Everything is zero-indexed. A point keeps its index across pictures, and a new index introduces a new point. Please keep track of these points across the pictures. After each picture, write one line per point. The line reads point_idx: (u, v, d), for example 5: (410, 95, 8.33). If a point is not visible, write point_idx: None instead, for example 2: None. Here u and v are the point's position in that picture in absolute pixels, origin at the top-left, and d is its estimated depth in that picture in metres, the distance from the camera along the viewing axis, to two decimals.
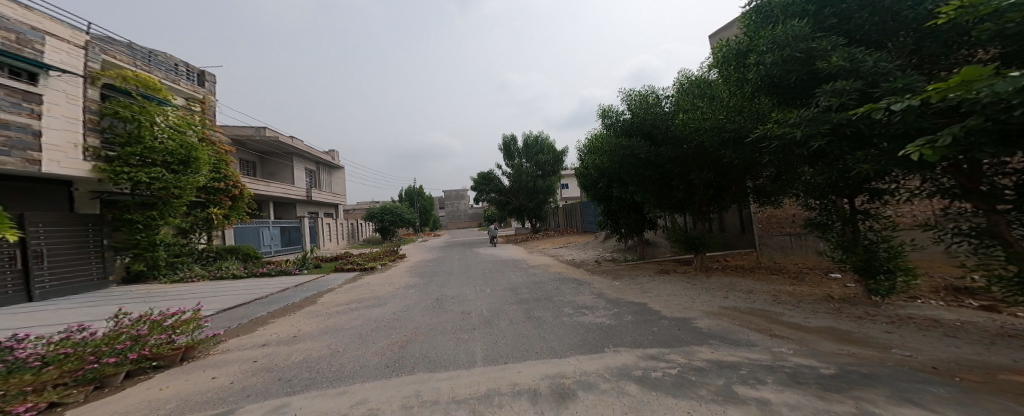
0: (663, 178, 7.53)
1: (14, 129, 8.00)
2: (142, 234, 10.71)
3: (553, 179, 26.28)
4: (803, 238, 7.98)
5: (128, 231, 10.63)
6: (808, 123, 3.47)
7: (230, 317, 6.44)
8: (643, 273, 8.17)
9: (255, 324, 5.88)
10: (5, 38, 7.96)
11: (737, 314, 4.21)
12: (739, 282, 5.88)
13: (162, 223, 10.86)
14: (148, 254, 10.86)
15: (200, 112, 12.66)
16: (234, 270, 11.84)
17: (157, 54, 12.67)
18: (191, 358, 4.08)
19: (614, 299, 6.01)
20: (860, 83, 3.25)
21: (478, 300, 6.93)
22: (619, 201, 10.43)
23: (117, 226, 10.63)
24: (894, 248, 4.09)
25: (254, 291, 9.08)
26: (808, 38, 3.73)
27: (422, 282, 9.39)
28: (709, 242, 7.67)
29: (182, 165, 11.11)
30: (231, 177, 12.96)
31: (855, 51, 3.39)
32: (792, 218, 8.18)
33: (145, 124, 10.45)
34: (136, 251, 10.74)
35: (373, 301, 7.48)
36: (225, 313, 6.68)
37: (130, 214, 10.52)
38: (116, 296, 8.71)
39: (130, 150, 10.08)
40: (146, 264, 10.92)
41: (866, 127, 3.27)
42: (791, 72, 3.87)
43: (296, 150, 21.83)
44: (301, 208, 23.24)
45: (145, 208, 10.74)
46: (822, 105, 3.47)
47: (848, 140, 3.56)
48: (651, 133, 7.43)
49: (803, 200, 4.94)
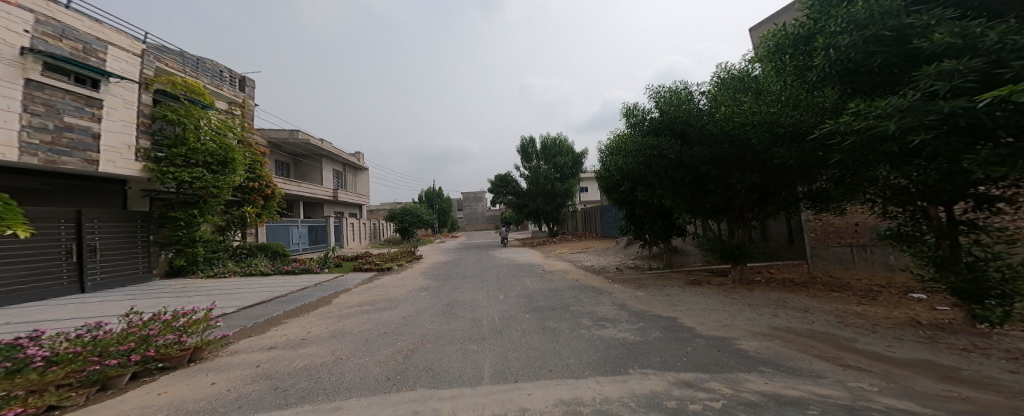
0: (698, 181, 6.96)
1: (77, 132, 8.37)
2: (185, 231, 10.96)
3: (573, 182, 25.70)
4: (869, 250, 7.17)
5: (172, 227, 10.87)
6: (905, 113, 2.89)
7: (246, 315, 6.33)
8: (674, 284, 7.55)
9: (269, 325, 5.71)
10: (73, 48, 8.43)
11: (792, 337, 3.63)
12: (788, 298, 5.23)
13: (203, 220, 11.12)
14: (188, 249, 11.07)
15: (240, 115, 12.97)
16: (262, 267, 11.96)
17: (204, 61, 13.14)
18: (199, 360, 3.86)
19: (639, 312, 5.49)
20: (981, 61, 2.64)
21: (490, 307, 6.53)
22: (644, 206, 9.81)
23: (162, 222, 10.86)
24: (1012, 269, 3.55)
25: (277, 289, 9.06)
26: (901, 12, 3.12)
27: (436, 285, 9.10)
28: (751, 252, 6.97)
29: (221, 166, 11.33)
30: (264, 177, 13.26)
31: (971, 25, 2.81)
32: (854, 231, 7.32)
33: (190, 126, 10.65)
34: (179, 247, 10.99)
35: (384, 304, 7.23)
36: (243, 312, 6.59)
37: (175, 212, 10.77)
38: (154, 290, 8.90)
39: (176, 151, 10.28)
40: (186, 260, 11.13)
41: (988, 118, 2.69)
42: (875, 55, 3.29)
43: (325, 152, 22.31)
44: (328, 208, 23.65)
45: (189, 206, 10.99)
46: (924, 91, 2.90)
47: (957, 134, 2.97)
48: (686, 133, 6.87)
49: (882, 207, 4.55)
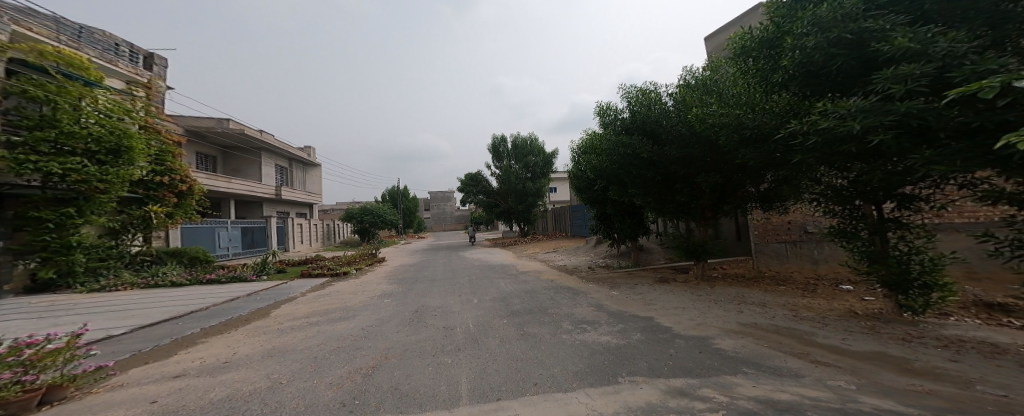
0: (666, 180, 7.19)
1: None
2: (54, 235, 9.48)
3: (543, 181, 25.78)
4: (799, 246, 7.68)
5: (35, 231, 9.32)
6: (864, 114, 3.05)
7: (145, 337, 5.68)
8: (641, 282, 7.74)
9: (174, 348, 5.17)
10: None
11: (762, 333, 3.72)
12: (752, 293, 5.48)
13: (82, 221, 9.73)
14: (61, 258, 9.58)
15: (145, 98, 11.55)
16: (172, 277, 10.75)
17: (92, 32, 11.83)
18: (46, 402, 3.29)
19: (617, 312, 5.55)
20: (932, 65, 2.80)
21: (463, 312, 6.29)
22: (614, 204, 10.04)
23: (21, 225, 9.33)
24: (931, 260, 3.85)
25: (194, 302, 8.16)
26: (861, 17, 3.28)
27: (401, 290, 8.68)
28: (711, 249, 7.26)
29: (111, 155, 10.03)
30: (179, 170, 12.07)
31: (921, 30, 2.98)
32: (787, 228, 7.85)
33: (63, 105, 9.31)
34: (45, 255, 9.40)
35: (341, 314, 6.73)
36: (139, 333, 5.88)
37: (40, 211, 9.28)
38: (10, 310, 7.60)
39: (41, 135, 8.91)
40: (59, 271, 9.60)
41: (936, 120, 2.84)
42: (838, 57, 3.45)
43: (264, 144, 20.62)
44: (268, 207, 21.97)
45: (60, 204, 9.62)
46: (883, 93, 3.04)
47: (909, 136, 3.14)
48: (655, 132, 7.09)
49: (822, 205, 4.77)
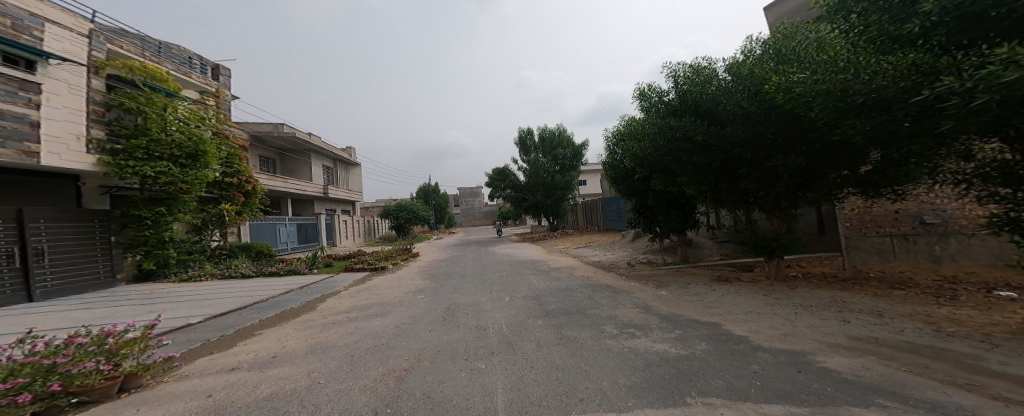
0: (727, 165, 6.25)
1: (11, 119, 7.24)
2: (151, 231, 9.82)
3: (574, 174, 24.76)
4: (911, 240, 6.83)
5: (135, 227, 9.73)
6: None
7: (216, 326, 5.55)
8: (697, 281, 6.78)
9: (238, 337, 5.03)
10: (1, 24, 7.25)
11: (889, 352, 2.80)
12: (850, 299, 4.42)
13: (172, 219, 10.04)
14: (159, 251, 9.99)
15: (214, 106, 12.09)
16: (243, 269, 10.90)
17: (167, 46, 12.00)
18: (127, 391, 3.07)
19: (669, 316, 4.77)
20: None
21: (496, 311, 5.80)
22: (657, 195, 9.10)
23: (125, 222, 9.73)
24: None
25: (255, 294, 8.21)
26: None
27: (434, 286, 8.36)
28: (790, 246, 6.06)
29: (191, 159, 10.28)
30: (244, 172, 12.50)
31: None
32: (893, 221, 7.05)
33: (151, 115, 9.64)
34: (147, 248, 9.87)
35: (376, 310, 6.49)
36: (211, 321, 5.75)
37: (138, 210, 9.67)
38: (110, 298, 7.84)
39: (135, 143, 9.24)
40: (157, 262, 10.06)
41: None
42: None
43: (313, 146, 21.50)
44: (318, 205, 22.95)
45: (155, 203, 9.91)
46: None
47: None
48: (713, 111, 6.16)
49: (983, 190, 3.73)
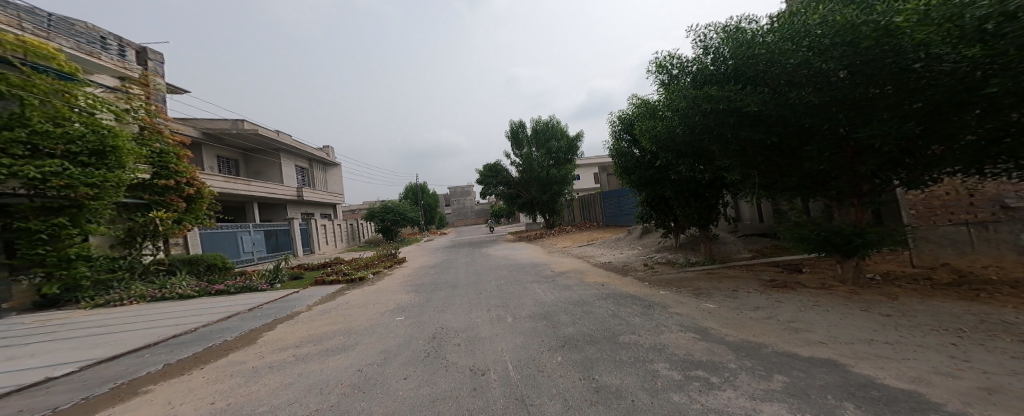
0: (787, 142, 5.01)
1: None
2: (49, 247, 7.99)
3: (569, 167, 23.44)
4: (991, 228, 5.61)
5: (26, 244, 7.79)
6: None
7: (96, 380, 3.99)
8: (744, 288, 5.41)
9: (111, 399, 3.46)
10: None
11: None
12: (1012, 319, 3.08)
13: (78, 232, 8.23)
14: (63, 272, 8.14)
15: (138, 95, 10.29)
16: (183, 289, 9.10)
17: (70, 22, 10.40)
18: None
19: (745, 345, 3.38)
20: None
21: (496, 343, 4.33)
22: (675, 185, 7.75)
23: (11, 239, 7.81)
24: None
25: (183, 321, 6.51)
26: None
27: (417, 302, 6.83)
28: (880, 243, 4.49)
29: (95, 156, 8.45)
30: (184, 173, 10.79)
31: None
32: (967, 208, 5.94)
33: (33, 101, 7.61)
34: (44, 269, 7.99)
35: (338, 341, 4.97)
36: (93, 373, 4.24)
37: (28, 222, 7.73)
38: None
39: (11, 136, 7.20)
40: (63, 286, 8.20)
41: None
42: None
43: (282, 145, 19.57)
44: (292, 209, 21.03)
45: (53, 213, 8.12)
46: None
47: None
48: (767, 76, 4.88)
49: None
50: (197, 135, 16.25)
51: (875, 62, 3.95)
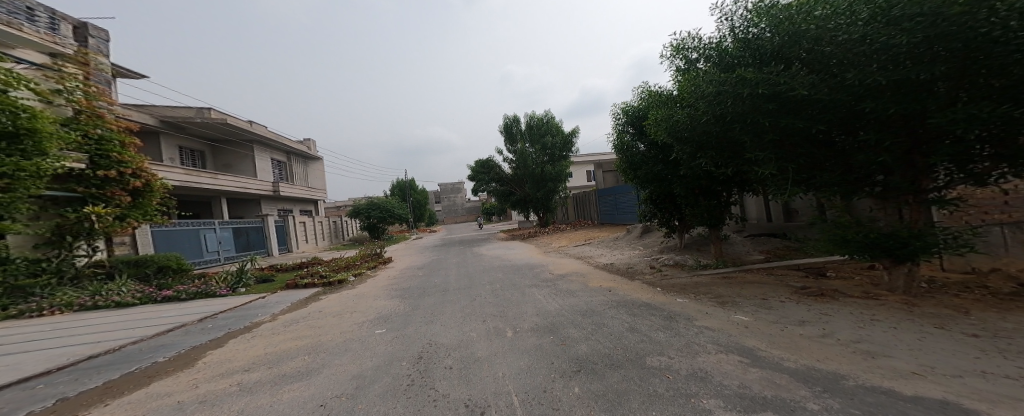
0: (833, 131, 4.44)
1: None
2: None
3: (564, 164, 22.73)
4: None
5: None
6: None
7: None
8: (776, 296, 4.78)
9: None
10: None
11: None
12: None
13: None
14: None
15: (77, 74, 9.04)
16: (125, 297, 7.93)
17: None
18: None
19: (814, 375, 2.67)
20: None
21: (496, 367, 3.51)
22: (685, 182, 7.11)
23: None
24: None
25: (119, 335, 5.46)
26: None
27: (403, 311, 5.97)
28: (940, 247, 3.94)
29: (7, 140, 7.16)
30: (130, 163, 9.64)
31: None
32: (1002, 207, 5.41)
33: None
34: None
35: (301, 363, 4.06)
36: None
37: None
38: None
39: None
40: None
41: None
42: None
43: (256, 136, 18.17)
44: (266, 205, 19.65)
45: None
46: None
47: None
48: (815, 56, 4.29)
49: None
50: (156, 122, 14.82)
51: (955, 36, 3.36)
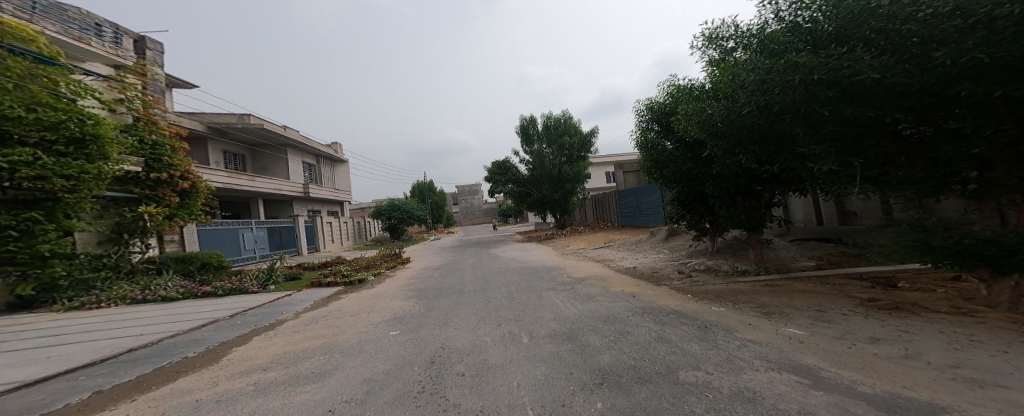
0: (910, 117, 3.80)
1: None
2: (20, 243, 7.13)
3: (582, 165, 22.21)
4: None
5: None
6: None
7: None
8: (836, 308, 4.14)
9: None
10: None
11: None
12: None
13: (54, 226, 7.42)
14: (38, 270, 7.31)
15: (136, 84, 9.77)
16: (168, 291, 8.33)
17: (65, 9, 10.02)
18: None
19: (907, 406, 2.14)
20: None
21: (512, 377, 3.20)
22: (718, 182, 6.49)
23: None
24: None
25: (152, 329, 5.62)
26: None
27: (415, 311, 5.79)
28: None
29: (73, 145, 7.78)
30: (179, 166, 10.25)
31: None
32: None
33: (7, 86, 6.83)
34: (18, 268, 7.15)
35: (313, 364, 3.94)
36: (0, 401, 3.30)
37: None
38: None
39: None
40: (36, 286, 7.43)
41: None
42: None
43: (290, 141, 19.04)
44: (298, 207, 20.49)
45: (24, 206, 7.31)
46: None
47: None
48: (884, 31, 3.71)
49: None
50: (203, 129, 15.81)
51: None
